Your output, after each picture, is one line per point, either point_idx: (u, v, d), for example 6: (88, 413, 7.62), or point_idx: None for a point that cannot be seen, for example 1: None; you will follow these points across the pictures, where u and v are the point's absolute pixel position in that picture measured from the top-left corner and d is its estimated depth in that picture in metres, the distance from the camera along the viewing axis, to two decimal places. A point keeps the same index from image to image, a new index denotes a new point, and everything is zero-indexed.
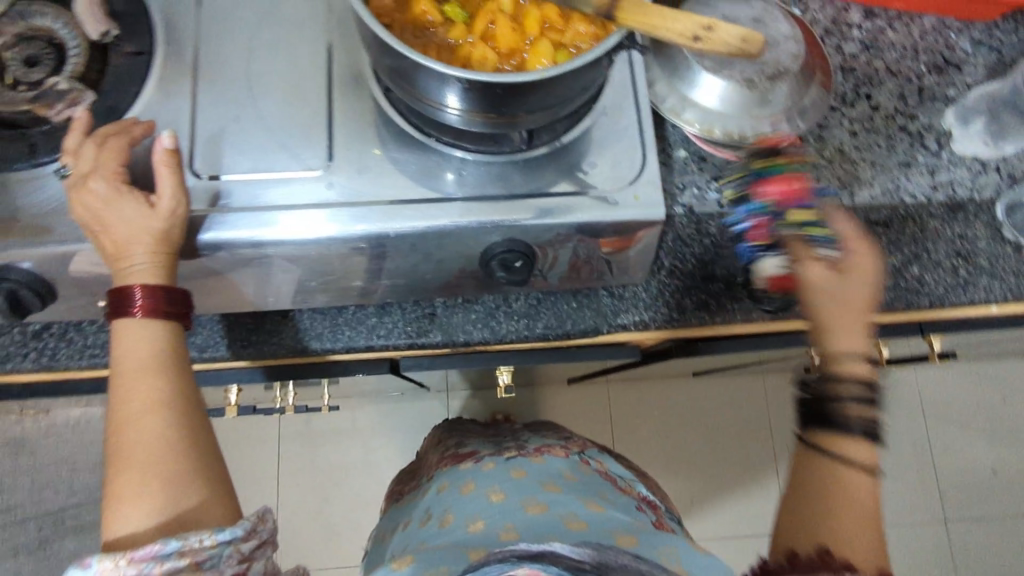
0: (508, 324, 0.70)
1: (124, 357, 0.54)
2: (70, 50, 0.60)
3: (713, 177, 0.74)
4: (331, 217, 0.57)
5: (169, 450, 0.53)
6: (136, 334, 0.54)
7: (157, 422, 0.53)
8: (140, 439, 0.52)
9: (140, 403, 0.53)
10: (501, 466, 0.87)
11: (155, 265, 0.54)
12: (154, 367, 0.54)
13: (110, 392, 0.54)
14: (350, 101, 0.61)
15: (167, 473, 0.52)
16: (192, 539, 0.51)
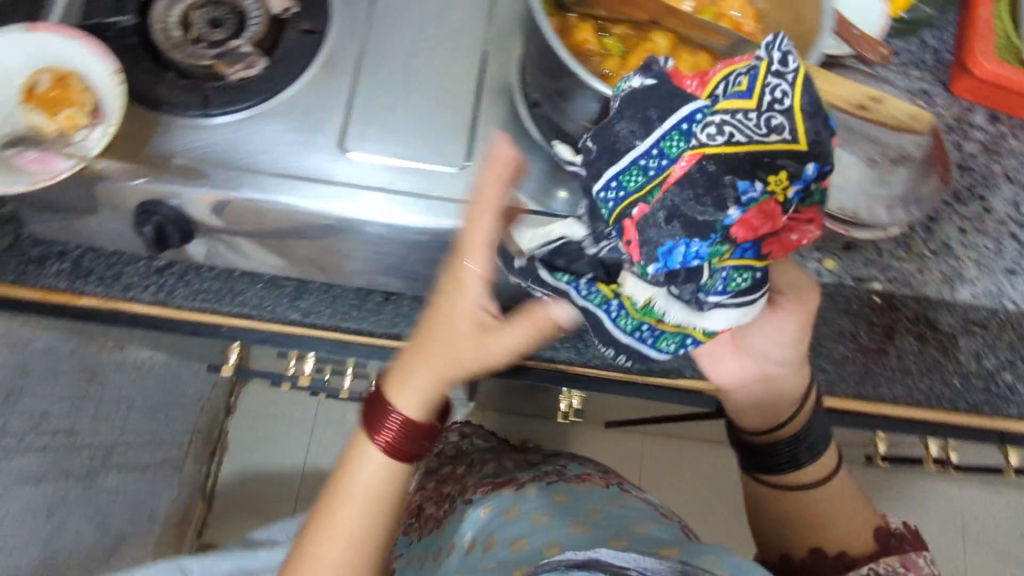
0: (595, 349, 0.72)
1: (360, 476, 0.61)
2: (251, 19, 0.64)
3: (816, 247, 0.76)
4: (460, 213, 0.60)
5: (352, 567, 0.61)
6: (373, 463, 0.61)
7: (359, 538, 0.61)
8: (333, 550, 0.61)
9: (354, 519, 0.61)
10: (543, 491, 0.88)
11: (427, 394, 0.58)
12: (378, 494, 0.61)
13: (334, 485, 0.62)
14: (495, 111, 0.65)
15: (343, 574, 0.61)
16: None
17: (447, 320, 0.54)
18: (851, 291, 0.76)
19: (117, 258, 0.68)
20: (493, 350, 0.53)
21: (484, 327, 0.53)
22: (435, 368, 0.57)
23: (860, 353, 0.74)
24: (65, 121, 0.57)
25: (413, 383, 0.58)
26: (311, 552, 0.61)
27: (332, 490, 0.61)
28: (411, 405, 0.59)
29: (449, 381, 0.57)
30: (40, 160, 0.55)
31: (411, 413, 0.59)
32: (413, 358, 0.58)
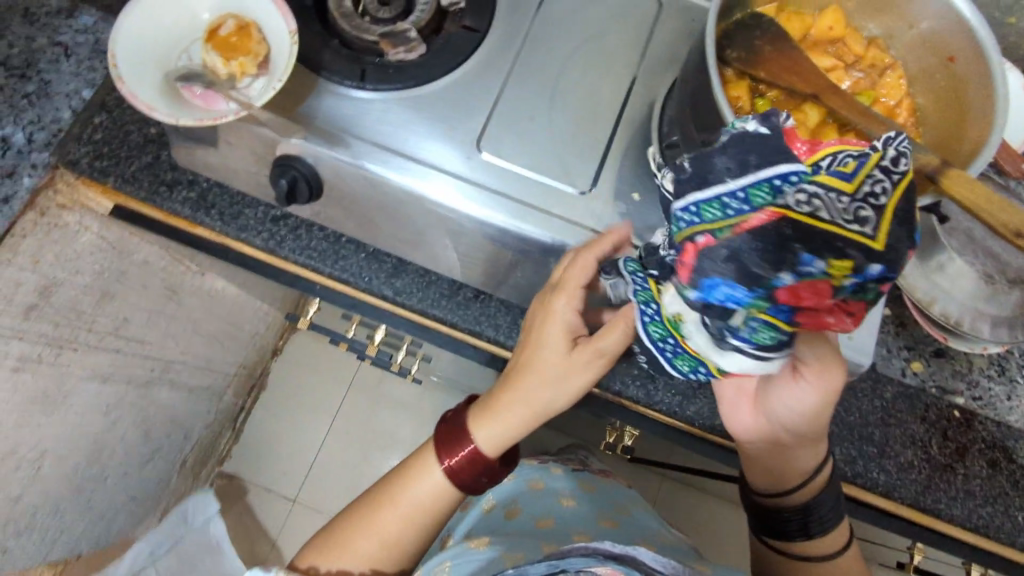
0: (664, 395, 0.72)
1: (420, 483, 0.72)
2: (419, 2, 0.67)
3: (906, 346, 0.75)
4: (576, 236, 0.62)
5: (405, 541, 0.74)
6: (427, 484, 0.72)
7: (408, 519, 0.73)
8: (394, 522, 0.73)
9: (412, 502, 0.72)
10: (566, 475, 0.94)
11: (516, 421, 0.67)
12: (441, 489, 0.71)
13: (406, 467, 0.73)
14: (630, 143, 0.66)
15: (390, 546, 0.74)
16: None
17: (534, 378, 0.64)
18: (932, 399, 0.74)
19: (241, 198, 0.72)
20: (570, 389, 0.63)
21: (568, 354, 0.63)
22: (515, 404, 0.66)
23: (926, 462, 0.73)
24: (236, 67, 0.59)
25: (505, 410, 0.67)
26: (371, 518, 0.73)
27: (398, 479, 0.73)
28: (486, 433, 0.68)
29: (530, 416, 0.66)
30: (204, 97, 0.59)
31: (482, 445, 0.69)
32: (505, 398, 0.66)
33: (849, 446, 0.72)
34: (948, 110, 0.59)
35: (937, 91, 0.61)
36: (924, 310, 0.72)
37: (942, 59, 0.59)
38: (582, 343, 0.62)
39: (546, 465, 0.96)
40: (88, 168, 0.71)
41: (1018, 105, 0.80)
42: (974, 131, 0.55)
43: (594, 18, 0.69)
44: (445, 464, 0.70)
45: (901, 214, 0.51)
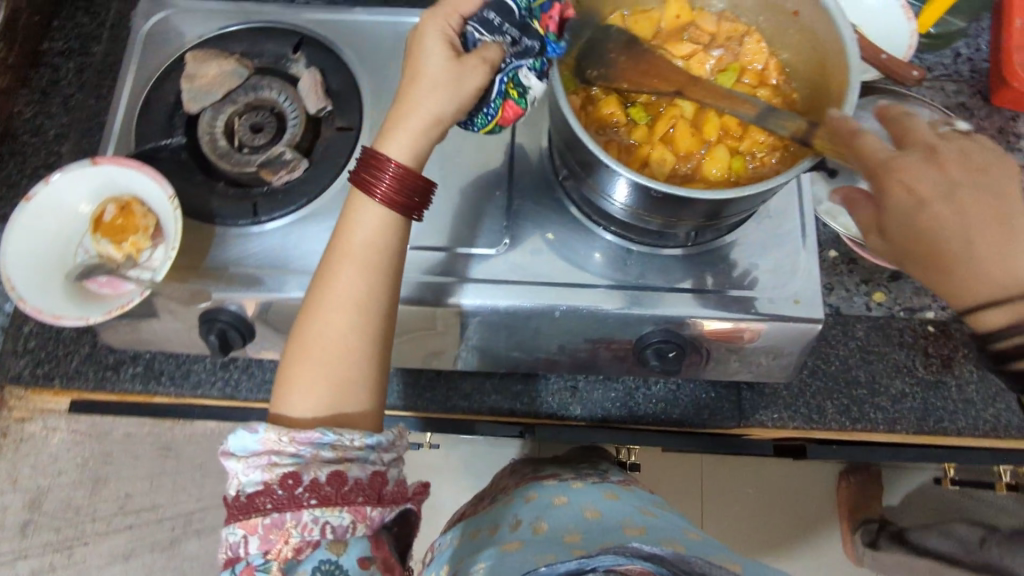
0: (646, 406, 0.73)
1: (360, 231, 0.53)
2: (290, 121, 0.68)
3: (862, 281, 0.75)
4: (507, 294, 0.63)
5: (360, 342, 0.52)
6: (372, 216, 0.53)
7: (350, 323, 0.52)
8: (341, 324, 0.52)
9: (358, 264, 0.53)
10: (593, 486, 0.78)
11: (416, 152, 0.54)
12: (374, 253, 0.53)
13: (309, 304, 0.53)
14: (530, 195, 0.68)
15: (346, 383, 0.52)
16: (345, 436, 0.51)
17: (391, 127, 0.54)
18: (903, 322, 0.74)
19: (186, 358, 0.73)
20: (441, 73, 0.52)
21: (437, 85, 0.52)
22: (410, 121, 0.53)
23: (918, 386, 0.72)
24: (130, 247, 0.61)
25: (400, 129, 0.53)
26: (313, 346, 0.52)
27: (332, 254, 0.54)
28: (397, 151, 0.53)
29: (425, 136, 0.54)
30: (109, 284, 0.60)
31: (401, 158, 0.53)
32: (389, 118, 0.54)
33: (839, 396, 0.72)
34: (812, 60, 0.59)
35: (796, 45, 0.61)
36: (863, 244, 0.73)
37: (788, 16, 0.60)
38: (442, 78, 0.52)
39: (562, 482, 0.79)
40: (31, 378, 0.72)
41: (893, 16, 0.79)
42: (835, 79, 0.56)
43: None
44: (377, 195, 0.53)
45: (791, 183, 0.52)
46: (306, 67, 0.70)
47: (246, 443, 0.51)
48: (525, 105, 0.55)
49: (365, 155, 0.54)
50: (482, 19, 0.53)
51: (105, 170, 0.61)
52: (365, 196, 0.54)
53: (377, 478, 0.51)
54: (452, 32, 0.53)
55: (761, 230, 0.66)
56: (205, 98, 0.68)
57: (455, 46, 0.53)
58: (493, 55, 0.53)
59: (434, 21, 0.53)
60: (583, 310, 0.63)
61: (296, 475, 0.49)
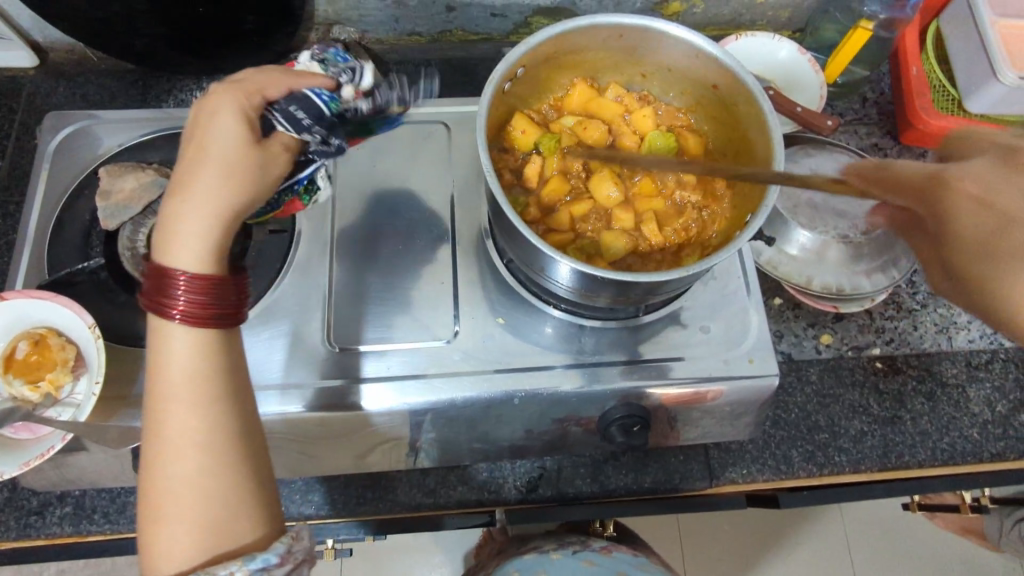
0: (617, 478, 0.71)
1: (176, 356, 0.44)
2: None
3: (809, 326, 0.77)
4: (461, 386, 0.61)
5: (216, 474, 0.43)
6: (183, 341, 0.44)
7: (189, 457, 0.42)
8: (183, 463, 0.42)
9: (172, 393, 0.43)
10: (570, 557, 0.75)
11: (208, 254, 0.45)
12: (198, 374, 0.44)
13: (142, 454, 0.44)
14: (476, 280, 0.67)
15: (214, 524, 0.42)
16: (221, 573, 0.41)
17: (189, 233, 0.45)
18: (853, 361, 0.76)
19: (120, 491, 0.67)
20: (241, 164, 0.46)
21: (227, 169, 0.45)
22: (200, 221, 0.45)
23: (875, 424, 0.73)
24: (47, 385, 0.56)
25: (188, 233, 0.45)
26: (155, 499, 0.42)
27: (148, 396, 0.44)
28: (190, 257, 0.44)
29: (222, 230, 0.45)
30: (27, 429, 0.55)
31: (194, 264, 0.45)
32: (182, 219, 0.44)
33: (802, 443, 0.72)
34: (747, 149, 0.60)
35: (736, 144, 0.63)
36: (806, 290, 0.75)
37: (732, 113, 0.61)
38: (223, 161, 0.45)
39: (542, 554, 0.76)
40: None
41: (803, 69, 0.83)
42: (757, 130, 0.57)
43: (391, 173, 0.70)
44: (178, 312, 0.44)
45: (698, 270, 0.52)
46: None
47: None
48: (309, 200, 0.59)
49: (153, 276, 0.44)
50: (287, 112, 0.48)
51: (14, 305, 0.57)
52: (166, 320, 0.44)
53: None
54: (207, 115, 0.46)
55: (708, 292, 0.67)
56: (122, 214, 0.64)
57: (254, 127, 0.46)
58: (297, 144, 0.50)
59: (224, 102, 0.46)
60: (543, 394, 0.62)
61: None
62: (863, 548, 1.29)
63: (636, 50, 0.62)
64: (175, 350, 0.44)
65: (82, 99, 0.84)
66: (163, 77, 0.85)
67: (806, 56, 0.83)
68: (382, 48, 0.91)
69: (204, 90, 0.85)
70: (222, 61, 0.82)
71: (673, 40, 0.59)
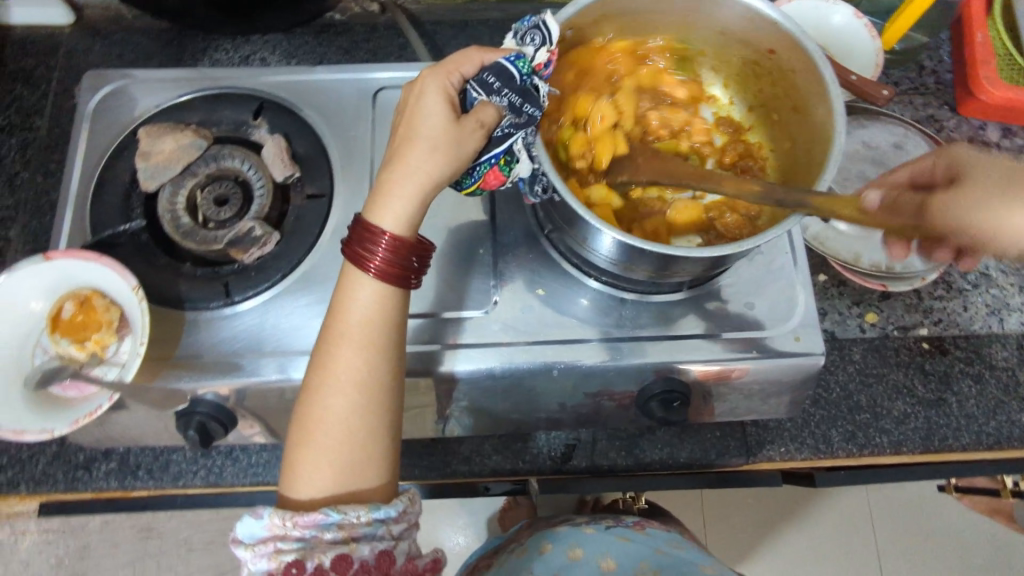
0: (651, 452, 0.70)
1: (358, 308, 0.50)
2: (256, 190, 0.65)
3: (854, 303, 0.75)
4: (497, 356, 0.60)
5: (364, 423, 0.49)
6: (369, 291, 0.50)
7: (353, 400, 0.49)
8: (345, 406, 0.49)
9: (351, 340, 0.50)
10: (604, 533, 0.75)
11: (410, 217, 0.51)
12: (373, 327, 0.50)
13: (308, 385, 0.50)
14: (515, 249, 0.66)
15: (355, 464, 0.49)
16: (351, 513, 0.48)
17: (391, 200, 0.50)
18: (898, 341, 0.74)
19: (162, 448, 0.69)
20: (444, 139, 0.49)
21: (429, 142, 0.49)
22: (402, 185, 0.50)
23: (918, 406, 0.71)
24: (94, 344, 0.57)
25: (393, 193, 0.50)
26: (312, 430, 0.49)
27: (328, 335, 0.50)
28: (387, 220, 0.50)
29: (421, 201, 0.51)
30: (75, 387, 0.56)
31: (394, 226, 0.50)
32: (385, 182, 0.51)
33: (842, 423, 0.71)
34: (805, 128, 0.57)
35: (795, 126, 0.60)
36: (854, 267, 0.73)
37: (792, 90, 0.58)
38: (428, 137, 0.49)
39: (574, 528, 0.77)
40: None
41: (858, 35, 0.80)
42: (816, 101, 0.55)
43: None
44: (372, 268, 0.50)
45: (731, 247, 0.50)
46: (270, 132, 0.67)
47: (251, 530, 0.48)
48: (508, 173, 0.53)
49: (356, 226, 0.51)
50: (480, 79, 0.51)
51: (59, 264, 0.57)
52: (361, 271, 0.50)
53: (383, 558, 0.48)
54: (430, 84, 0.51)
55: (753, 268, 0.65)
56: (163, 175, 0.64)
57: (455, 105, 0.51)
58: (489, 116, 0.50)
59: (432, 81, 0.51)
60: (580, 367, 0.61)
61: (300, 561, 0.46)
62: (889, 527, 1.28)
63: (690, 14, 0.59)
64: (360, 299, 0.50)
65: (118, 58, 0.84)
66: (199, 36, 0.84)
67: (863, 21, 0.79)
68: (419, 9, 0.89)
69: (239, 50, 0.84)
70: (259, 20, 0.81)
71: (730, 4, 0.56)
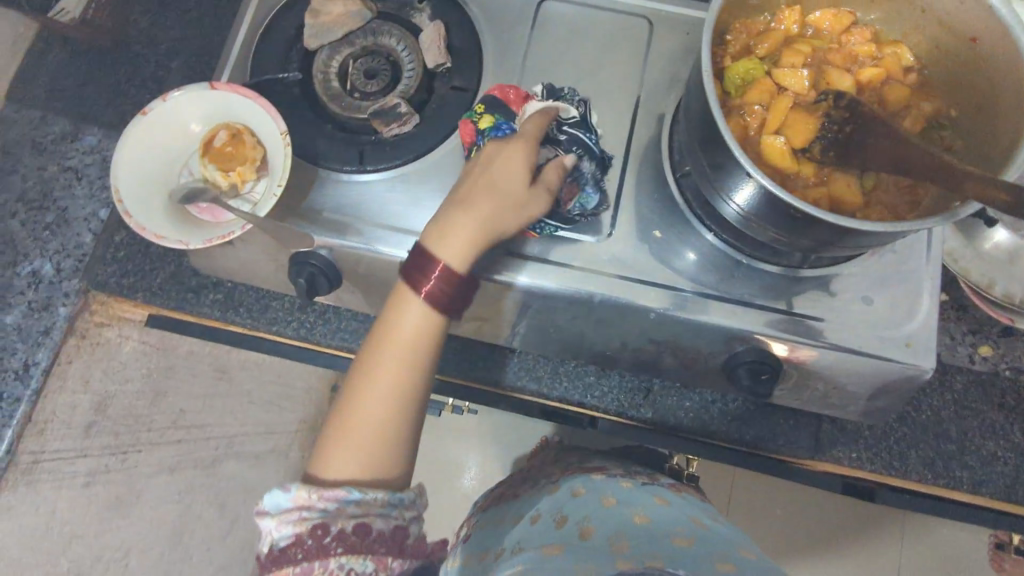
0: (719, 422, 0.70)
1: (408, 323, 0.54)
2: (406, 72, 0.67)
3: (970, 331, 0.71)
4: (600, 284, 0.61)
5: (398, 425, 0.53)
6: (420, 309, 0.54)
7: (394, 405, 0.53)
8: (379, 404, 0.53)
9: (397, 352, 0.54)
10: (642, 488, 0.61)
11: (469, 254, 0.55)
12: (421, 346, 0.54)
13: (351, 381, 0.54)
14: (640, 186, 0.65)
15: (381, 458, 0.53)
16: (372, 494, 0.51)
17: (458, 217, 0.55)
18: (1008, 382, 0.70)
19: (265, 292, 0.73)
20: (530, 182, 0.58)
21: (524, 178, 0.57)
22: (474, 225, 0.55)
23: (1011, 451, 0.68)
24: (235, 177, 0.60)
25: (467, 229, 0.55)
26: (350, 418, 0.53)
27: (379, 342, 0.55)
28: (443, 245, 0.55)
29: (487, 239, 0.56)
30: (210, 212, 0.59)
31: (451, 261, 0.55)
32: (447, 212, 0.56)
33: (924, 447, 0.68)
34: (985, 137, 0.53)
35: (968, 130, 0.56)
36: (985, 293, 0.69)
37: (985, 92, 0.54)
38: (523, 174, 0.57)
39: (611, 478, 0.64)
40: (118, 286, 0.74)
41: None
42: (1010, 101, 0.51)
43: (581, 57, 0.68)
44: (426, 290, 0.54)
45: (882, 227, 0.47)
46: (430, 18, 0.68)
47: (278, 500, 0.50)
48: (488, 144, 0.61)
49: (421, 251, 0.55)
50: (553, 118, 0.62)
51: (223, 96, 0.61)
52: (416, 289, 0.55)
53: (399, 531, 0.52)
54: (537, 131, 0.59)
55: (880, 264, 0.62)
56: (326, 36, 0.66)
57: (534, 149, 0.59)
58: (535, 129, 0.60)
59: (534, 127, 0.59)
60: (679, 316, 0.60)
61: (325, 526, 0.49)
62: None
63: None
64: (412, 317, 0.54)
65: None
66: None
67: None
68: None
69: None
70: None
71: None
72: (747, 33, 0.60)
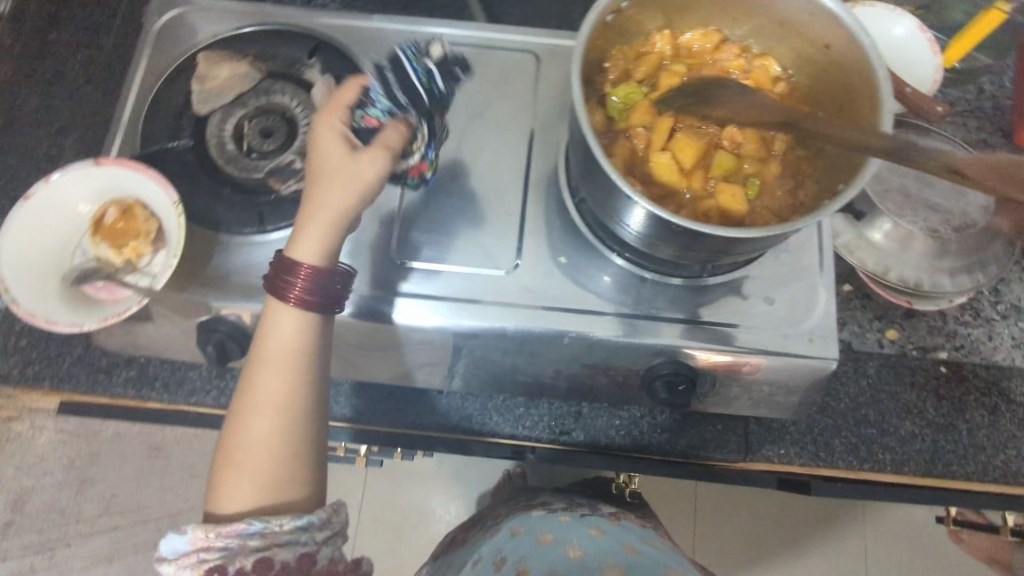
0: (651, 436, 0.71)
1: (276, 333, 0.54)
2: (301, 127, 0.67)
3: (876, 318, 0.74)
4: (511, 316, 0.61)
5: (288, 441, 0.54)
6: (290, 319, 0.54)
7: (277, 421, 0.54)
8: (264, 424, 0.53)
9: (271, 367, 0.54)
10: (577, 521, 0.63)
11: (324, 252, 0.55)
12: (295, 356, 0.54)
13: (235, 405, 0.55)
14: (543, 216, 0.66)
15: (276, 480, 0.53)
16: (272, 521, 0.52)
17: (314, 225, 0.56)
18: (916, 362, 0.73)
19: (180, 364, 0.71)
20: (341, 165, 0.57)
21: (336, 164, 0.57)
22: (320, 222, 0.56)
23: (927, 428, 0.71)
24: (129, 252, 0.59)
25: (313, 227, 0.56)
26: (234, 444, 0.53)
27: (253, 358, 0.55)
28: (311, 256, 0.55)
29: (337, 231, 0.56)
30: (107, 290, 0.58)
31: (312, 264, 0.55)
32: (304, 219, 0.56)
33: (846, 435, 0.71)
34: None
35: None
36: (882, 280, 0.73)
37: (846, 95, 0.58)
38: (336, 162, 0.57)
39: (548, 514, 0.66)
40: (20, 378, 0.70)
41: (920, 48, 0.77)
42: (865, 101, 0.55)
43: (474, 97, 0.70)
44: (292, 298, 0.55)
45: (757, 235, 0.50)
46: (321, 73, 0.69)
47: (176, 545, 0.52)
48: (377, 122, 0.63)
49: (280, 261, 0.55)
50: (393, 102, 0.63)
51: (109, 171, 0.60)
52: (281, 299, 0.55)
53: (304, 559, 0.53)
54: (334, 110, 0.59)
55: (777, 266, 0.65)
56: (215, 100, 0.67)
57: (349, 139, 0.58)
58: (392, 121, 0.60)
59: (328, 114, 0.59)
60: (593, 338, 0.61)
61: (224, 565, 0.51)
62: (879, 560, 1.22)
63: None
64: (280, 327, 0.54)
65: None
66: None
67: (926, 35, 0.76)
68: None
69: None
70: None
71: None
72: (625, 61, 0.63)
